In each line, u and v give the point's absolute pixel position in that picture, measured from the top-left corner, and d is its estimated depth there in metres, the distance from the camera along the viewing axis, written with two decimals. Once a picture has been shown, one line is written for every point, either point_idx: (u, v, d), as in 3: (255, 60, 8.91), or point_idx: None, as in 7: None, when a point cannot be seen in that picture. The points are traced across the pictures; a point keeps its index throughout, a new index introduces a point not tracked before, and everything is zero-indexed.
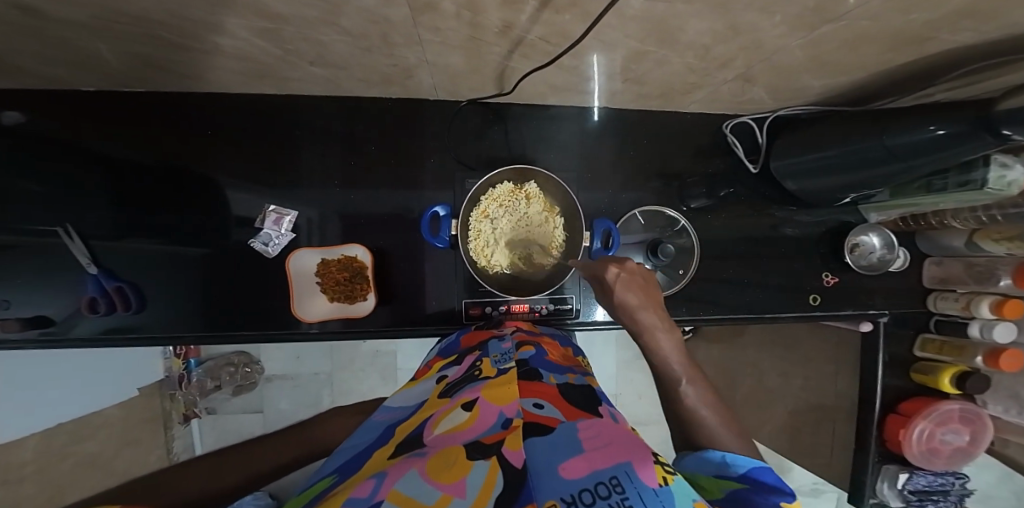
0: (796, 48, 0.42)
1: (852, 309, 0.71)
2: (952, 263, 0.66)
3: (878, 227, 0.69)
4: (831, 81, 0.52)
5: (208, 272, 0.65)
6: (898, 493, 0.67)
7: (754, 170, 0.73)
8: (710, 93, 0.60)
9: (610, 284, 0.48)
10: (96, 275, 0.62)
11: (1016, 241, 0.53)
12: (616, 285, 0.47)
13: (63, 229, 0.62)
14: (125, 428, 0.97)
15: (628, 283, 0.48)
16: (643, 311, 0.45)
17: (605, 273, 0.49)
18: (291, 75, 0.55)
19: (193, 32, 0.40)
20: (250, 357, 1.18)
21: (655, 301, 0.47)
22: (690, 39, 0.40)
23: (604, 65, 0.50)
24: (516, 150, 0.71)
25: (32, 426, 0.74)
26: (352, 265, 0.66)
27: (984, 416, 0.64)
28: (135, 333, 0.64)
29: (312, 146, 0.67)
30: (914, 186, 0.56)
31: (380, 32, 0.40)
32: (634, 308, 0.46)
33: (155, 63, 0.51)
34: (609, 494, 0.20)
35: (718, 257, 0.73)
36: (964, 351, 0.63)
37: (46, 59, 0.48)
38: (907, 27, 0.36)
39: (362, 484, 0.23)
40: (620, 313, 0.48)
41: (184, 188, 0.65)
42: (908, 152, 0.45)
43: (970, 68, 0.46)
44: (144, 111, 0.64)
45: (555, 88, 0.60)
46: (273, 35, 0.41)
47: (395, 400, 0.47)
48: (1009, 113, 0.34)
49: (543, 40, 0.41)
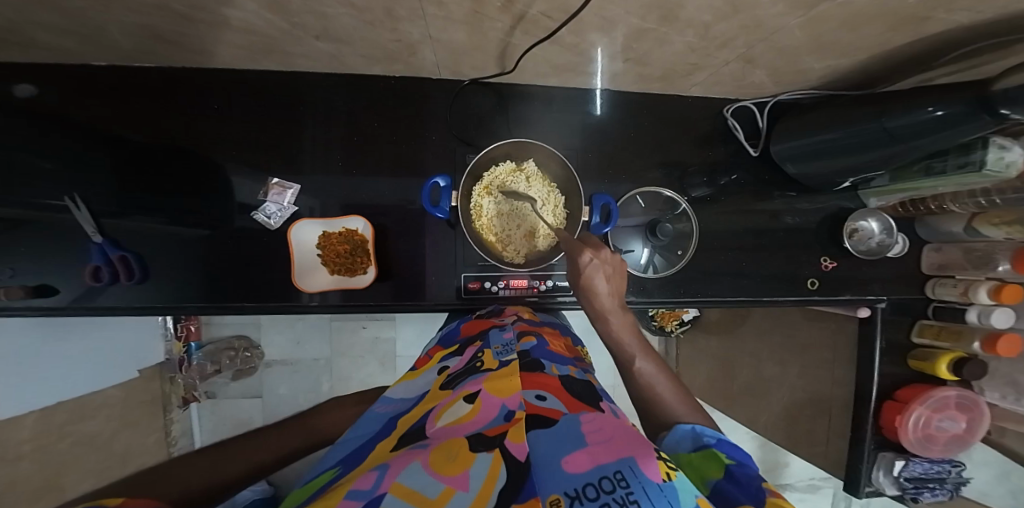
0: (795, 28, 0.42)
1: (851, 294, 0.72)
2: (951, 249, 0.66)
3: (877, 211, 0.69)
4: (831, 63, 0.53)
5: (211, 250, 0.66)
6: (892, 481, 0.68)
7: (753, 153, 0.74)
8: (711, 74, 0.61)
9: (580, 270, 0.47)
10: (101, 244, 0.63)
11: (1016, 225, 0.53)
12: (586, 271, 0.46)
13: (70, 199, 0.63)
14: (128, 410, 0.97)
15: (601, 270, 0.46)
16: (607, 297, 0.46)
17: (580, 257, 0.47)
18: (295, 49, 0.56)
19: (201, 4, 0.40)
20: (250, 342, 1.19)
21: (616, 286, 0.48)
22: (690, 16, 0.40)
23: (605, 44, 0.50)
24: (519, 130, 0.71)
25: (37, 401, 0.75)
26: (353, 238, 0.66)
27: (982, 404, 0.64)
28: (135, 304, 0.65)
29: (316, 122, 0.68)
30: (915, 170, 0.57)
31: (384, 5, 0.40)
32: (599, 293, 0.46)
33: (162, 36, 0.51)
34: (613, 489, 0.20)
35: (719, 242, 0.73)
36: (960, 336, 0.64)
37: (57, 32, 0.49)
38: (906, 6, 0.36)
39: (366, 476, 0.24)
40: (583, 297, 0.48)
41: (188, 165, 0.66)
42: (908, 134, 0.46)
43: (971, 49, 0.46)
44: (149, 85, 0.64)
45: (558, 67, 0.61)
46: (280, 8, 0.41)
47: (397, 391, 0.48)
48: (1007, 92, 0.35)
49: (544, 16, 0.41)
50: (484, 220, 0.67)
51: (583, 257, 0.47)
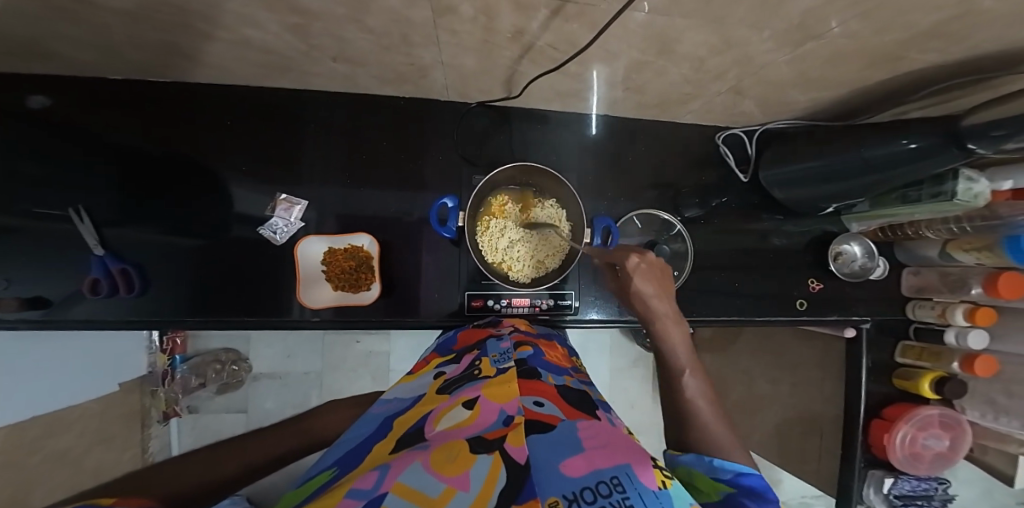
0: (783, 63, 0.46)
1: (837, 314, 0.75)
2: (929, 272, 0.70)
3: (859, 236, 0.73)
4: (815, 96, 0.57)
5: (209, 263, 0.65)
6: (883, 498, 0.70)
7: (743, 179, 0.77)
8: (704, 104, 0.64)
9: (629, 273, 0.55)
10: (101, 257, 0.62)
11: (985, 251, 0.57)
12: (635, 272, 0.54)
13: (72, 211, 0.62)
14: (107, 426, 0.93)
15: (646, 274, 0.54)
16: (657, 301, 0.52)
17: (627, 260, 0.56)
18: (310, 68, 0.57)
19: (224, 23, 0.42)
20: (237, 355, 1.17)
21: (667, 294, 0.53)
22: (687, 51, 0.44)
23: (605, 74, 0.53)
24: (520, 152, 0.74)
25: (32, 408, 0.73)
26: (357, 254, 0.67)
27: (965, 423, 0.66)
28: (131, 318, 0.63)
29: (320, 138, 0.69)
30: (892, 197, 0.60)
31: (401, 31, 0.42)
32: (649, 296, 0.53)
33: (179, 52, 0.52)
34: (609, 493, 0.21)
35: (712, 263, 0.76)
36: (941, 357, 0.67)
37: (80, 46, 0.50)
38: (884, 46, 0.40)
39: (365, 476, 0.24)
40: (635, 300, 0.54)
41: (192, 178, 0.66)
42: (884, 164, 0.49)
43: (944, 86, 0.49)
44: (157, 99, 0.65)
45: (560, 94, 0.63)
46: (301, 30, 0.43)
47: (392, 393, 0.47)
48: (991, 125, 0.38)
49: (551, 47, 0.44)
50: (496, 242, 0.67)
51: (631, 262, 0.55)
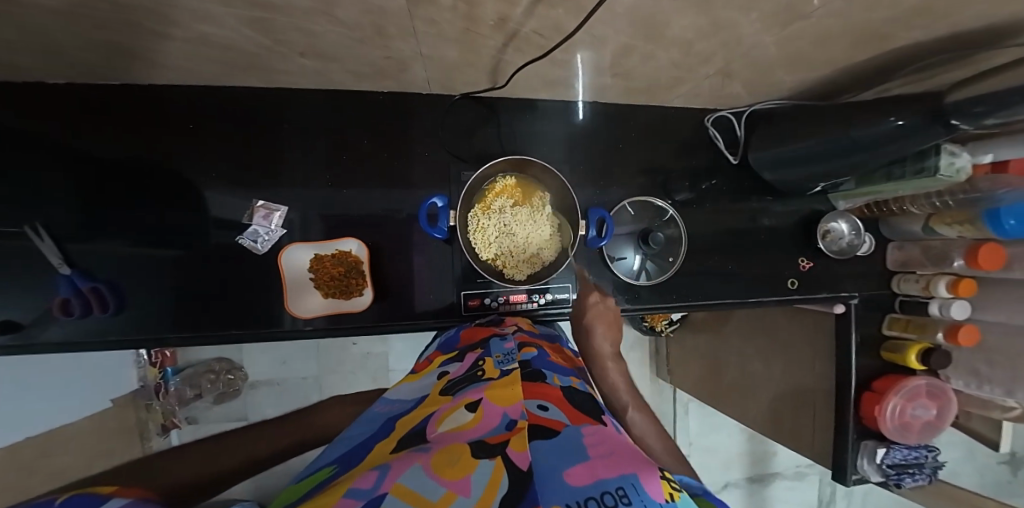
0: (770, 45, 0.45)
1: (827, 292, 0.76)
2: (912, 247, 0.72)
3: (846, 213, 0.75)
4: (801, 76, 0.57)
5: (190, 275, 0.63)
6: (876, 468, 0.73)
7: (733, 161, 0.78)
8: (691, 87, 0.64)
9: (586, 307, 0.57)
10: (69, 276, 0.59)
11: (967, 224, 0.59)
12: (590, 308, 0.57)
13: (29, 228, 0.58)
14: (99, 445, 0.91)
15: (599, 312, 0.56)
16: (605, 340, 0.53)
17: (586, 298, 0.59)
18: (280, 65, 0.54)
19: (176, 20, 0.39)
20: (231, 364, 1.13)
21: (614, 334, 0.54)
22: (674, 34, 0.42)
23: (592, 60, 0.52)
24: (508, 144, 0.72)
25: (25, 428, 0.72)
26: (346, 259, 0.65)
27: (949, 391, 0.69)
28: (111, 336, 0.61)
29: (299, 138, 0.66)
30: (878, 175, 0.61)
31: (374, 23, 0.40)
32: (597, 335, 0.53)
33: (136, 53, 0.49)
34: (614, 504, 0.20)
35: (706, 247, 0.76)
36: (925, 328, 0.70)
37: (24, 49, 0.46)
38: (869, 24, 0.39)
39: (365, 475, 0.23)
40: (583, 339, 0.55)
41: (164, 186, 0.63)
42: (871, 143, 0.49)
43: (927, 62, 0.50)
44: (120, 104, 0.61)
45: (546, 82, 0.62)
46: (265, 25, 0.40)
47: (396, 393, 0.47)
48: (975, 100, 0.38)
49: (536, 34, 0.42)
50: (486, 219, 0.66)
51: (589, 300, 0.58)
